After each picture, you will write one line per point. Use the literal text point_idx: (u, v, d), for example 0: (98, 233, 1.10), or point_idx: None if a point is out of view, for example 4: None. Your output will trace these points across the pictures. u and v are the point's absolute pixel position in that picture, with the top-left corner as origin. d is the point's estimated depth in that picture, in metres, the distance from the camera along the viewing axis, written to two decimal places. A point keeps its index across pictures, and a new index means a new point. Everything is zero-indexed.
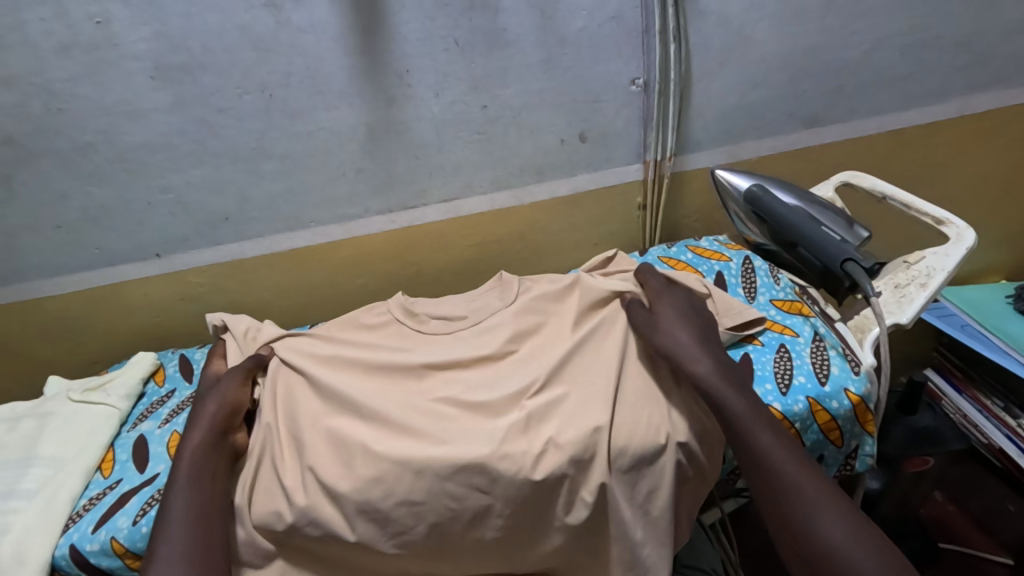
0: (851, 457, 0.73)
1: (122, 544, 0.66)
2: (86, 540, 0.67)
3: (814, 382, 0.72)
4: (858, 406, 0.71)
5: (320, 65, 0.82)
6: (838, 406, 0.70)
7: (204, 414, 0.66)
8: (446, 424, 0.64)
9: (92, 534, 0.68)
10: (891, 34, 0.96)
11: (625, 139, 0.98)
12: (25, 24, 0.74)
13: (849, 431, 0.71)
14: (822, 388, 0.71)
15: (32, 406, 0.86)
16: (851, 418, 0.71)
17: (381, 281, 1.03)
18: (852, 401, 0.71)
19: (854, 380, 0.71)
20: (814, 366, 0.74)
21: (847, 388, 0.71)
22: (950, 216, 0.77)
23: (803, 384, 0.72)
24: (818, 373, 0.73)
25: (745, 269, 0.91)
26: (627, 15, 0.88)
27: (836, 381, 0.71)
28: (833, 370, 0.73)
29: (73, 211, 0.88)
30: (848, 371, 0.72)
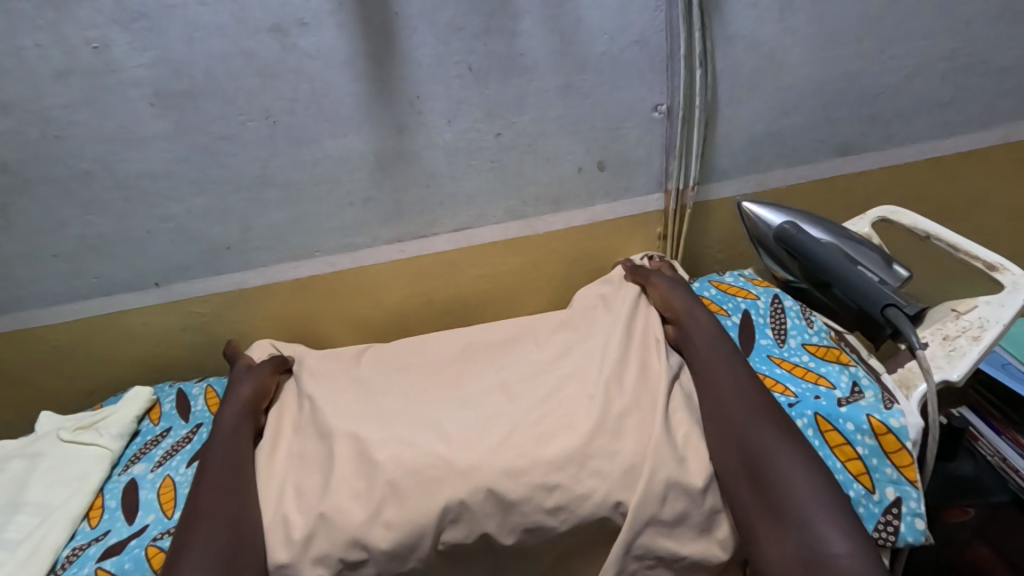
0: (891, 508, 0.64)
1: (107, 571, 0.64)
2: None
3: (831, 402, 0.71)
4: (884, 434, 0.66)
5: (327, 91, 0.79)
6: (854, 430, 0.67)
7: (236, 398, 0.77)
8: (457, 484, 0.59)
9: (74, 574, 0.65)
10: (933, 59, 0.90)
11: (647, 167, 0.93)
12: (23, 50, 0.71)
13: (876, 464, 0.66)
14: (838, 409, 0.70)
15: (22, 445, 0.83)
16: (875, 447, 0.66)
17: (389, 310, 0.98)
18: (874, 426, 0.67)
19: (882, 410, 0.68)
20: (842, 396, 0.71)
21: (869, 414, 0.68)
22: (1005, 262, 0.73)
23: (817, 402, 0.71)
24: (842, 398, 0.71)
25: (774, 309, 0.85)
26: (651, 39, 0.83)
27: (857, 407, 0.69)
28: (861, 400, 0.70)
29: (71, 239, 0.84)
30: (878, 403, 0.69)
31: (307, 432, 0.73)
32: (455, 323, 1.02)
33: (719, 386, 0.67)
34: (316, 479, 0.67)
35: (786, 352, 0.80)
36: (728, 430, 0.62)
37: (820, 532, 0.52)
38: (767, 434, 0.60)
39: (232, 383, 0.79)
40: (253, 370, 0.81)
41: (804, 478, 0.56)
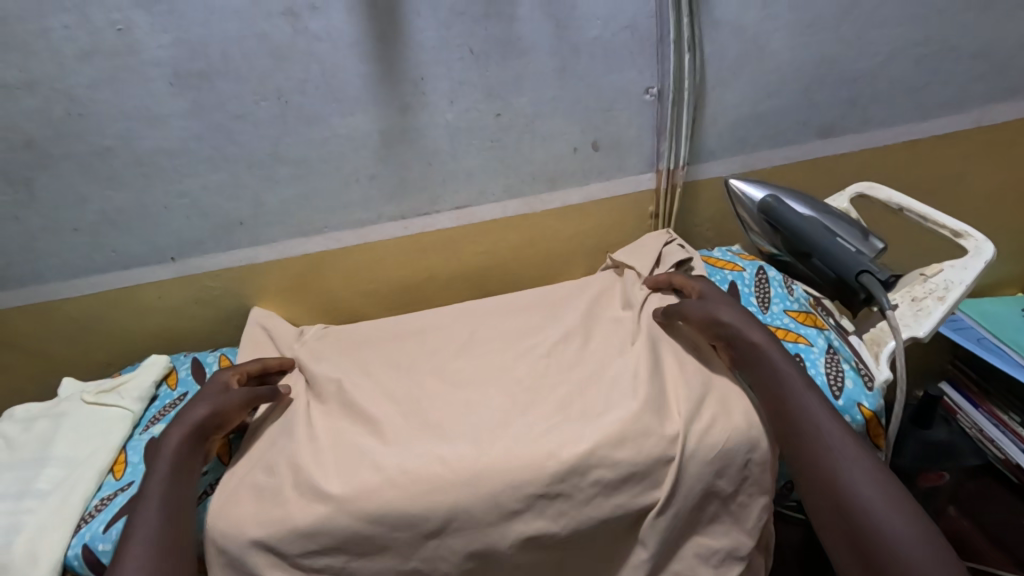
0: None
1: None
2: (97, 540, 0.68)
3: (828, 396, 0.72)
4: (870, 421, 0.71)
5: (335, 72, 0.83)
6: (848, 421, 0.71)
7: (188, 418, 0.70)
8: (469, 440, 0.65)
9: (104, 533, 0.68)
10: (908, 45, 0.95)
11: (639, 148, 0.98)
12: (49, 31, 0.75)
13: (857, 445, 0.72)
14: (835, 402, 0.71)
15: (47, 407, 0.87)
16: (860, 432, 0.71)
17: (392, 285, 1.03)
18: (865, 416, 0.71)
19: (867, 395, 0.72)
20: (828, 378, 0.74)
21: (860, 404, 0.71)
22: (968, 228, 0.76)
23: None
24: (832, 387, 0.73)
25: (758, 279, 0.90)
26: (642, 24, 0.88)
27: (850, 395, 0.72)
28: (848, 384, 0.73)
29: (92, 214, 0.89)
30: (862, 386, 0.72)
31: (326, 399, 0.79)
32: (457, 299, 1.07)
33: (806, 416, 0.61)
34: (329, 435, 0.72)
35: (769, 317, 0.84)
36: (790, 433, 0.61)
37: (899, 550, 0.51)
38: (838, 438, 0.58)
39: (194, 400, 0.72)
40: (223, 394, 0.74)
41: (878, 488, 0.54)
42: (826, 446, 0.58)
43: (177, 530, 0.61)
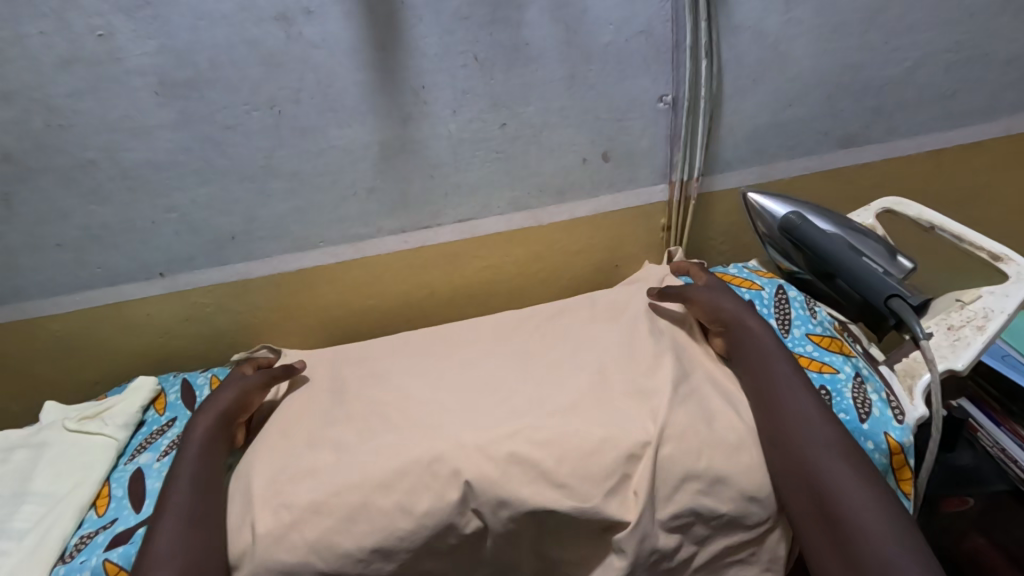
0: None
1: (116, 565, 0.64)
2: (76, 570, 0.65)
3: (852, 417, 0.69)
4: (898, 453, 0.66)
5: (332, 80, 0.78)
6: (873, 448, 0.67)
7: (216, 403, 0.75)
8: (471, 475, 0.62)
9: (82, 564, 0.65)
10: (937, 50, 0.90)
11: (651, 158, 0.93)
12: (25, 37, 0.70)
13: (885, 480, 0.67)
14: (859, 425, 0.68)
15: (27, 435, 0.83)
16: (887, 465, 0.66)
17: (391, 300, 0.98)
18: (890, 445, 0.67)
19: (895, 426, 0.67)
20: (854, 403, 0.70)
21: (886, 432, 0.67)
22: (1008, 252, 0.72)
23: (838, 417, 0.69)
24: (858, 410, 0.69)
25: (778, 299, 0.85)
26: (657, 29, 0.83)
27: (876, 423, 0.68)
28: (874, 411, 0.69)
29: (74, 229, 0.84)
30: (890, 417, 0.68)
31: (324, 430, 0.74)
32: (461, 314, 1.03)
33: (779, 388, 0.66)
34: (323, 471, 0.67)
35: (791, 341, 0.80)
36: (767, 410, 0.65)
37: (849, 501, 0.56)
38: (812, 419, 0.62)
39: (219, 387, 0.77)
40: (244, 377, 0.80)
41: (846, 467, 0.58)
42: (806, 427, 0.62)
43: (200, 512, 0.63)
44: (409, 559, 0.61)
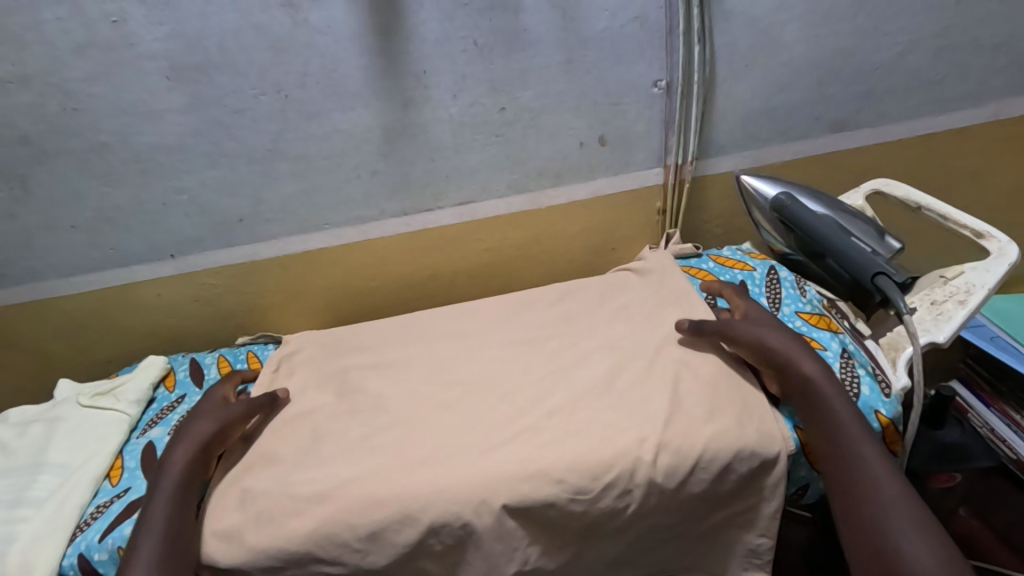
0: None
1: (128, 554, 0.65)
2: (92, 549, 0.66)
3: None
4: (888, 428, 0.68)
5: (336, 65, 0.81)
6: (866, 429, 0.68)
7: (193, 434, 0.71)
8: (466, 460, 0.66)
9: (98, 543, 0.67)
10: (927, 36, 0.92)
11: (646, 142, 0.96)
12: (42, 23, 0.73)
13: None
14: None
15: (43, 411, 0.86)
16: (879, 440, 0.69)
17: (394, 283, 1.01)
18: (881, 424, 0.68)
19: (883, 402, 0.69)
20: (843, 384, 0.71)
21: (877, 410, 0.68)
22: (990, 229, 0.74)
23: None
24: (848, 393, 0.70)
25: (769, 279, 0.88)
26: (651, 15, 0.85)
27: (866, 402, 0.69)
28: (863, 390, 0.70)
29: (89, 211, 0.87)
30: (879, 393, 0.70)
31: (332, 405, 0.78)
32: (462, 296, 1.05)
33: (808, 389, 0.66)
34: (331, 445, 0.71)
35: (781, 319, 0.82)
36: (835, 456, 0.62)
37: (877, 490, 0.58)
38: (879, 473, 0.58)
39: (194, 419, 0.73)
40: (223, 409, 0.75)
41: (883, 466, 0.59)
42: (873, 485, 0.58)
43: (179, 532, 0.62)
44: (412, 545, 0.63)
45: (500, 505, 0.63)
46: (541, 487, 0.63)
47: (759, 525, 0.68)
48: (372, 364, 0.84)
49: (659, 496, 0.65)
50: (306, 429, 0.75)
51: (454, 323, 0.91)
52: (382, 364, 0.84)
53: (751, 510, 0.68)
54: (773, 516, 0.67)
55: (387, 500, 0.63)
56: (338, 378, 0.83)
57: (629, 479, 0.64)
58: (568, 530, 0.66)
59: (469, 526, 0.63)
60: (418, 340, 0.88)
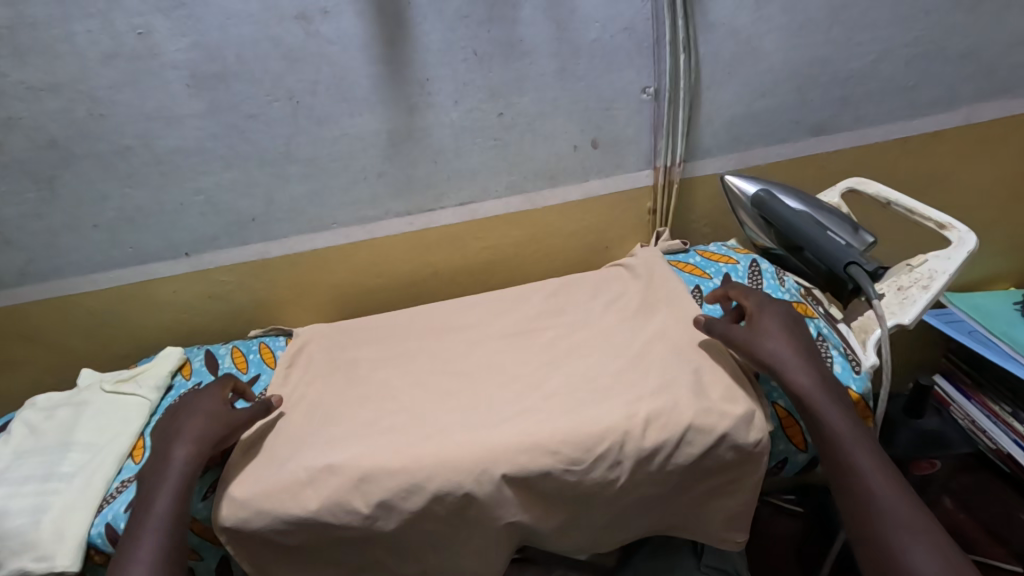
0: None
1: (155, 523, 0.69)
2: (121, 518, 0.70)
3: None
4: (858, 403, 0.73)
5: (345, 73, 0.87)
6: None
7: (191, 432, 0.71)
8: (467, 437, 0.70)
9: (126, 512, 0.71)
10: (898, 45, 0.98)
11: (636, 146, 1.01)
12: (74, 35, 0.79)
13: None
14: None
15: (67, 397, 0.91)
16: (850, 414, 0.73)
17: (399, 279, 1.06)
18: (852, 399, 0.73)
19: (853, 379, 0.74)
20: None
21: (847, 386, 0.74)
22: (951, 220, 0.79)
23: None
24: None
25: (751, 271, 0.94)
26: (639, 27, 0.91)
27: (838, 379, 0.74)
28: (835, 368, 0.75)
29: (111, 211, 0.92)
30: (850, 370, 0.75)
31: (342, 390, 0.83)
32: (463, 292, 1.11)
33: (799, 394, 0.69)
34: (341, 426, 0.76)
35: None
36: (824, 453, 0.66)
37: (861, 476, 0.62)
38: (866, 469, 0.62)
39: (190, 415, 0.73)
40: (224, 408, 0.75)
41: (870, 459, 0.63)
42: (842, 443, 0.64)
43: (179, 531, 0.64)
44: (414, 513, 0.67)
45: (499, 475, 0.67)
46: (538, 460, 0.68)
47: (743, 498, 0.73)
48: (379, 355, 0.89)
49: (647, 468, 0.70)
50: (318, 412, 0.80)
51: (453, 316, 0.96)
52: (387, 356, 0.89)
53: (740, 483, 0.73)
54: (758, 488, 0.73)
55: (394, 473, 0.68)
56: (346, 368, 0.87)
57: (619, 452, 0.69)
58: (562, 501, 0.70)
59: (470, 496, 0.67)
60: (422, 331, 0.93)
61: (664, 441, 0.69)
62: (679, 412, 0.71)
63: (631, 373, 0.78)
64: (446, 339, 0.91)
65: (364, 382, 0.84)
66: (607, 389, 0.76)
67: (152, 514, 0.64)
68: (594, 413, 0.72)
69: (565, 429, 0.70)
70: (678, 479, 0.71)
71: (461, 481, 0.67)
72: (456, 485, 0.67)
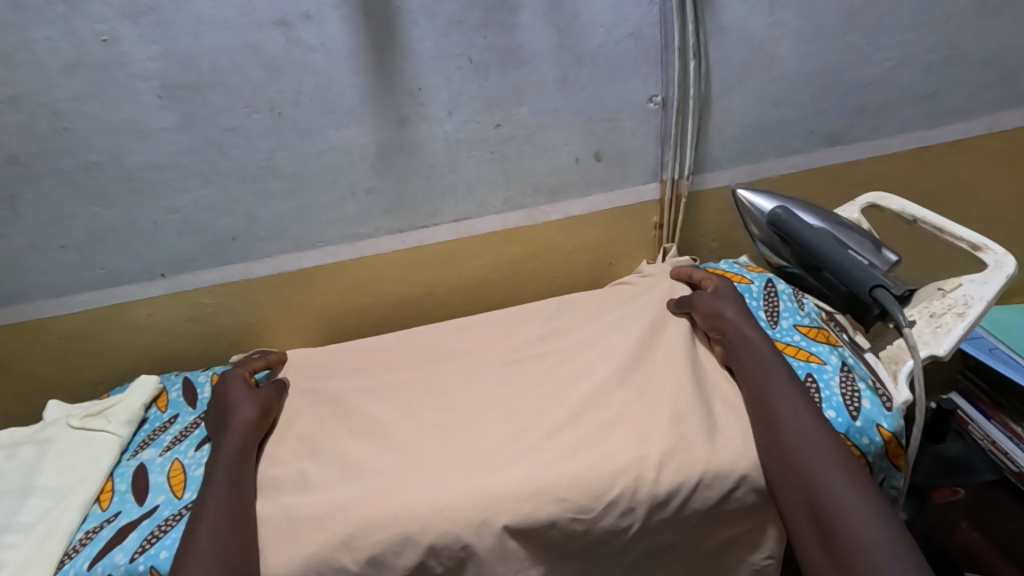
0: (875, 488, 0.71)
1: None
2: None
3: (845, 416, 0.69)
4: (890, 442, 0.68)
5: (330, 83, 0.81)
6: (868, 443, 0.67)
7: (240, 418, 0.74)
8: (465, 482, 0.65)
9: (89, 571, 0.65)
10: (919, 50, 0.93)
11: (642, 158, 0.96)
12: (33, 43, 0.73)
13: (880, 468, 0.69)
14: (853, 423, 0.68)
15: (31, 433, 0.85)
16: (881, 454, 0.68)
17: (390, 299, 1.00)
18: (884, 437, 0.68)
19: (885, 416, 0.68)
20: (844, 399, 0.70)
21: (879, 424, 0.68)
22: (986, 241, 0.74)
23: (833, 419, 0.69)
24: (849, 407, 0.69)
25: (767, 292, 0.87)
26: (645, 32, 0.85)
27: (868, 416, 0.68)
28: (864, 404, 0.69)
29: (79, 230, 0.86)
30: (880, 406, 0.69)
31: (330, 425, 0.77)
32: (459, 313, 1.05)
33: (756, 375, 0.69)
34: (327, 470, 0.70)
35: (779, 332, 0.82)
36: (794, 473, 0.59)
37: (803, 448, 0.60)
38: (843, 489, 0.56)
39: (236, 402, 0.77)
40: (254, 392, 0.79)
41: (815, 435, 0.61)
42: (788, 418, 0.63)
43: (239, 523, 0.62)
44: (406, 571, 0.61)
45: (501, 527, 0.62)
46: (542, 509, 0.62)
47: (765, 547, 0.68)
48: (368, 386, 0.83)
49: (661, 515, 0.64)
50: (302, 452, 0.74)
51: (447, 341, 0.90)
52: (378, 386, 0.83)
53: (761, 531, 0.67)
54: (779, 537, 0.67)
55: (383, 527, 0.61)
56: (333, 401, 0.81)
57: (631, 499, 0.63)
58: (568, 551, 0.65)
59: (469, 550, 0.61)
60: (414, 358, 0.87)
61: (679, 486, 0.63)
62: (696, 454, 0.65)
63: (641, 407, 0.72)
64: (441, 367, 0.85)
65: (354, 417, 0.78)
66: (616, 426, 0.70)
67: (209, 506, 0.63)
68: (603, 454, 0.66)
69: (571, 473, 0.64)
70: (693, 525, 0.65)
71: (458, 534, 0.61)
72: (452, 537, 0.61)
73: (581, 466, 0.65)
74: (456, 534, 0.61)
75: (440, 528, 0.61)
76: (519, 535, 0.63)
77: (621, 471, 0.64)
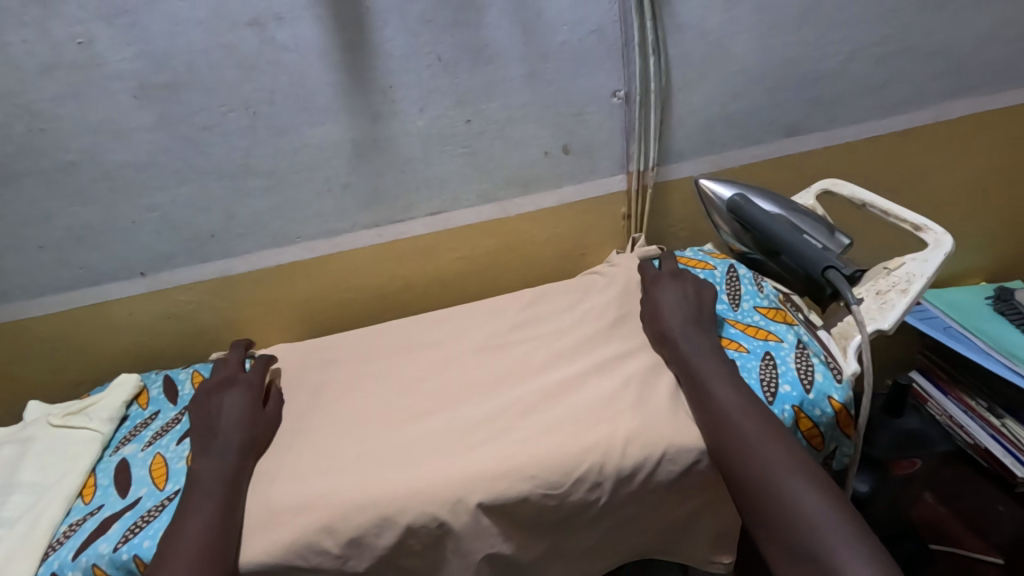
0: (829, 457, 0.75)
1: (104, 571, 0.65)
2: (67, 567, 0.66)
3: (799, 390, 0.73)
4: (840, 413, 0.72)
5: (304, 82, 0.83)
6: (820, 414, 0.71)
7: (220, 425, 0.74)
8: (441, 462, 0.68)
9: (74, 561, 0.67)
10: (868, 43, 0.98)
11: (610, 150, 0.99)
12: (8, 45, 0.74)
13: (832, 437, 0.73)
14: (806, 396, 0.72)
15: (16, 432, 0.87)
16: (832, 424, 0.72)
17: (368, 293, 1.03)
18: (834, 408, 0.72)
19: (836, 388, 0.73)
20: (799, 373, 0.74)
21: (830, 396, 0.72)
22: (928, 223, 0.79)
23: (789, 393, 0.72)
24: (803, 381, 0.73)
25: (729, 277, 0.92)
26: (607, 30, 0.89)
27: (820, 389, 0.72)
28: (817, 377, 0.74)
29: (58, 230, 0.87)
30: (831, 379, 0.73)
31: (311, 414, 0.80)
32: (436, 305, 1.07)
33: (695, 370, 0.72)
34: (308, 456, 0.72)
35: (740, 314, 0.86)
36: (738, 458, 0.63)
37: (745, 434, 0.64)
38: (782, 470, 0.60)
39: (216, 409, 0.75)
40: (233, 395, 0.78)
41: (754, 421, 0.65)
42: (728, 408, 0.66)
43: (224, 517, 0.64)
44: (386, 547, 0.64)
45: (476, 504, 0.65)
46: (514, 486, 0.65)
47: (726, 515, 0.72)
48: (348, 376, 0.85)
49: (627, 488, 0.67)
50: (283, 440, 0.76)
51: (422, 331, 0.93)
52: (357, 376, 0.85)
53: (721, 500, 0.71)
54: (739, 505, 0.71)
55: (363, 507, 0.64)
56: (313, 391, 0.84)
57: (599, 474, 0.67)
58: (541, 524, 0.68)
59: (446, 527, 0.64)
60: (392, 348, 0.90)
61: (644, 460, 0.67)
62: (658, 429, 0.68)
63: (609, 388, 0.75)
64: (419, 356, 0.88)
65: (334, 405, 0.81)
66: (585, 406, 0.73)
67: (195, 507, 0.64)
68: (573, 433, 0.69)
69: (542, 450, 0.68)
70: (659, 497, 0.69)
71: (434, 511, 0.64)
72: (428, 514, 0.64)
73: (552, 444, 0.68)
74: (432, 511, 0.64)
75: (417, 505, 0.64)
76: (495, 510, 0.66)
77: (589, 447, 0.68)
